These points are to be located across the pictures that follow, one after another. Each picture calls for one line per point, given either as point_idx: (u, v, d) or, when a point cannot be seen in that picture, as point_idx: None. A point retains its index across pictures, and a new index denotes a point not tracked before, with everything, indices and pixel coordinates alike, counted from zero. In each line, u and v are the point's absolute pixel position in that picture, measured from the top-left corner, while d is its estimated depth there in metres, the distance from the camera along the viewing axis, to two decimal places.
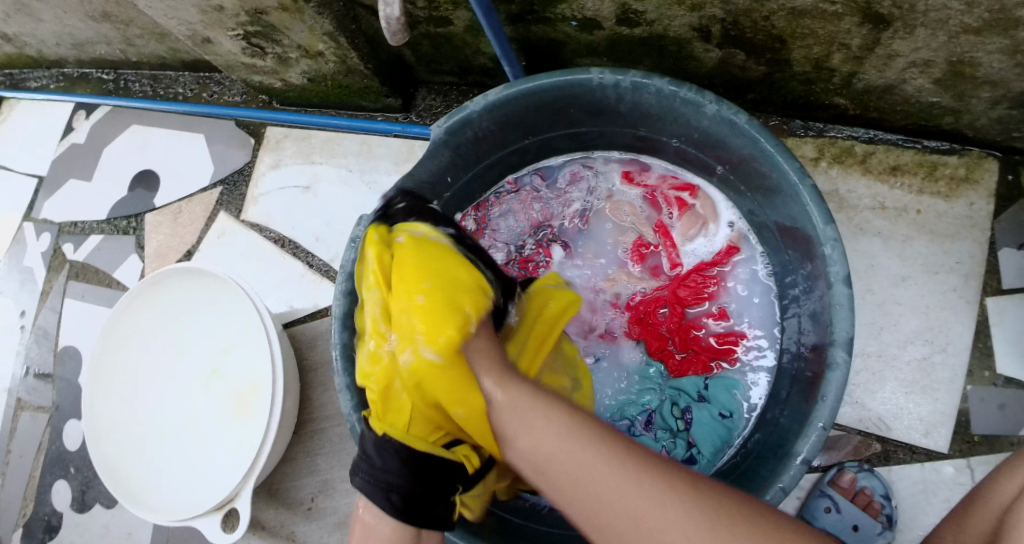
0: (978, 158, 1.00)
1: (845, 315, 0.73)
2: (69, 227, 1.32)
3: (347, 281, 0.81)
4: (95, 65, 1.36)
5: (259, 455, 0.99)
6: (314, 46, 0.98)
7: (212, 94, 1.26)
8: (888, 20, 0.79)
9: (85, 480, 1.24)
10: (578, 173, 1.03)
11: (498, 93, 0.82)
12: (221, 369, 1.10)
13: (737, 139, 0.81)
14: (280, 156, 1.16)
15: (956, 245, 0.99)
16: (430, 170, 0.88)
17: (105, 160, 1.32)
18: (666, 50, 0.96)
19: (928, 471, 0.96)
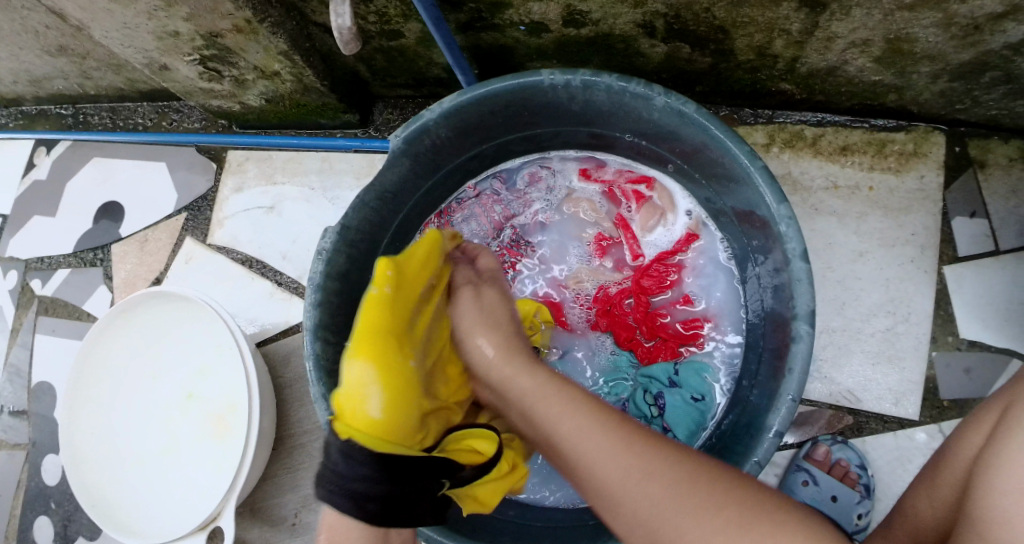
0: (924, 132, 1.03)
1: (805, 289, 0.75)
2: (36, 263, 1.31)
3: (314, 293, 0.83)
4: (53, 100, 1.35)
5: (238, 475, 0.99)
6: (270, 66, 0.99)
7: (172, 122, 1.26)
8: (824, 3, 0.81)
9: (67, 515, 1.22)
10: (536, 174, 1.04)
11: (452, 100, 0.83)
12: (197, 392, 1.10)
13: (688, 129, 0.83)
14: (244, 178, 1.17)
15: (910, 217, 1.02)
16: (392, 180, 0.89)
17: (68, 194, 1.31)
18: (614, 48, 0.98)
19: (900, 439, 0.98)
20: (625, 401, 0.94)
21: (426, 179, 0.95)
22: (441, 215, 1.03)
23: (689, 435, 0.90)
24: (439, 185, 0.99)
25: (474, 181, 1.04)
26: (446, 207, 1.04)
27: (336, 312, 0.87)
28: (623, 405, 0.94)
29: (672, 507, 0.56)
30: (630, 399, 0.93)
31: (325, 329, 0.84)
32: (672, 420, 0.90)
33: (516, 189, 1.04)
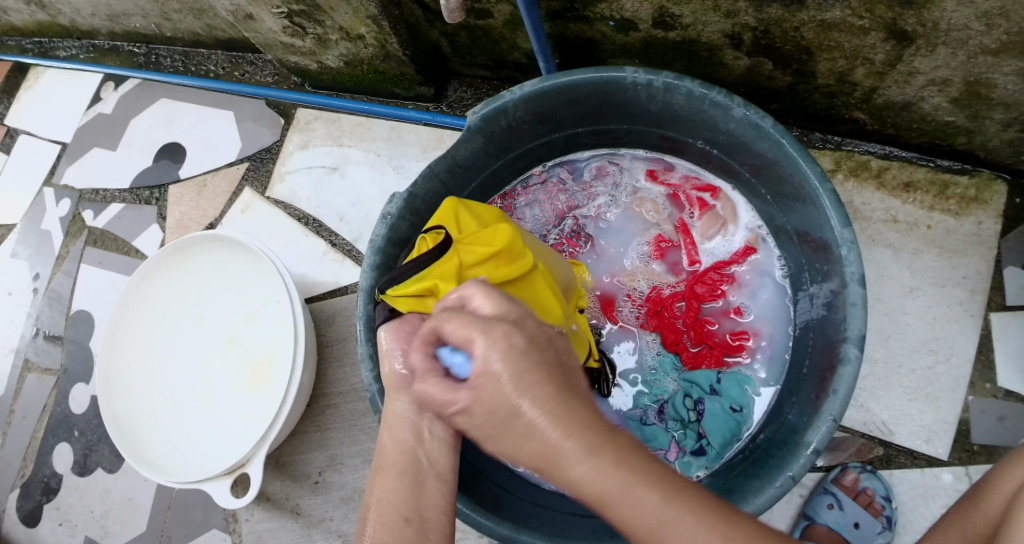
0: (987, 179, 1.04)
1: (858, 314, 0.76)
2: (90, 194, 1.34)
3: (375, 256, 0.86)
4: (128, 38, 1.38)
5: (274, 425, 1.00)
6: (356, 29, 1.00)
7: (244, 73, 1.28)
8: (912, 37, 0.82)
9: (88, 444, 1.25)
10: (604, 169, 1.06)
11: (533, 85, 0.85)
12: (238, 339, 1.13)
13: (763, 143, 0.84)
14: (310, 137, 1.18)
15: (964, 261, 1.03)
16: (464, 155, 0.91)
17: (131, 132, 1.33)
18: (698, 55, 0.99)
19: (927, 477, 0.98)
20: (663, 402, 0.95)
21: (497, 159, 0.97)
22: (505, 196, 1.05)
23: (723, 444, 0.91)
24: (507, 167, 1.01)
25: (542, 167, 1.06)
26: (511, 189, 1.06)
27: None
28: (660, 405, 0.95)
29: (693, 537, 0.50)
30: (669, 401, 0.95)
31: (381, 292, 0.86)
32: (708, 428, 0.91)
33: (582, 181, 1.06)
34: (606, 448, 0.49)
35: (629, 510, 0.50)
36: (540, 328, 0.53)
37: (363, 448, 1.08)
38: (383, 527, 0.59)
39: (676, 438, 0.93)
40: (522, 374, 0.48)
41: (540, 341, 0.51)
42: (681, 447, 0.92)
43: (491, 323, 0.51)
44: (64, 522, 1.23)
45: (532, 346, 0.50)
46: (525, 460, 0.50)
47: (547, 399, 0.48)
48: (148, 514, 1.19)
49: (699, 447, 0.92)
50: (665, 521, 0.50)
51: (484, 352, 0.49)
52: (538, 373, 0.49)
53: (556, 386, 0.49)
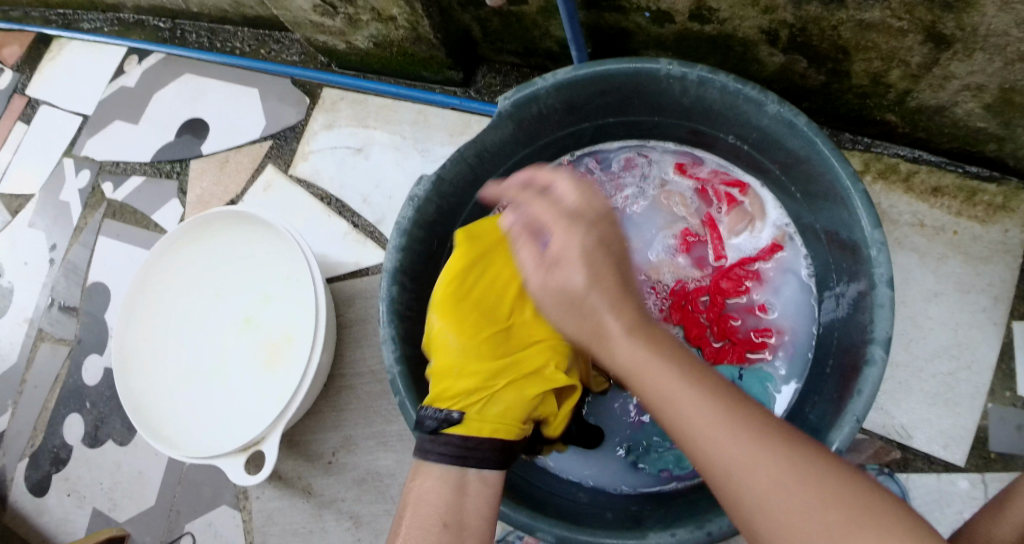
0: (1016, 188, 1.03)
1: (885, 315, 0.76)
2: (111, 166, 1.33)
3: (400, 237, 0.86)
4: (153, 12, 1.37)
5: (290, 404, 1.00)
6: (388, 10, 0.99)
7: (270, 52, 1.27)
8: (950, 41, 0.82)
9: (99, 416, 1.25)
10: (633, 161, 1.05)
11: (567, 73, 0.85)
12: (255, 318, 1.12)
13: (795, 141, 0.84)
14: (335, 117, 1.18)
15: (989, 268, 1.02)
16: (494, 140, 0.91)
17: (154, 105, 1.33)
18: (732, 50, 0.99)
19: (944, 482, 0.98)
20: None
21: (526, 146, 0.97)
22: None
23: None
24: (535, 155, 1.00)
25: (570, 156, 1.06)
26: None
27: (417, 260, 0.90)
28: None
29: (738, 450, 0.51)
30: None
31: (405, 274, 0.87)
32: None
33: (610, 172, 1.06)
34: (638, 328, 0.60)
35: (652, 381, 0.56)
36: (608, 223, 0.68)
37: (377, 430, 1.08)
38: (423, 529, 0.62)
39: None
40: (592, 266, 0.63)
41: (597, 236, 0.66)
42: None
43: (573, 214, 0.67)
44: (72, 493, 1.23)
45: (580, 219, 0.67)
46: (579, 334, 0.64)
47: (606, 288, 0.63)
48: (158, 489, 1.19)
49: None
50: (702, 416, 0.53)
51: (564, 238, 0.65)
52: (607, 272, 0.64)
53: (616, 277, 0.64)
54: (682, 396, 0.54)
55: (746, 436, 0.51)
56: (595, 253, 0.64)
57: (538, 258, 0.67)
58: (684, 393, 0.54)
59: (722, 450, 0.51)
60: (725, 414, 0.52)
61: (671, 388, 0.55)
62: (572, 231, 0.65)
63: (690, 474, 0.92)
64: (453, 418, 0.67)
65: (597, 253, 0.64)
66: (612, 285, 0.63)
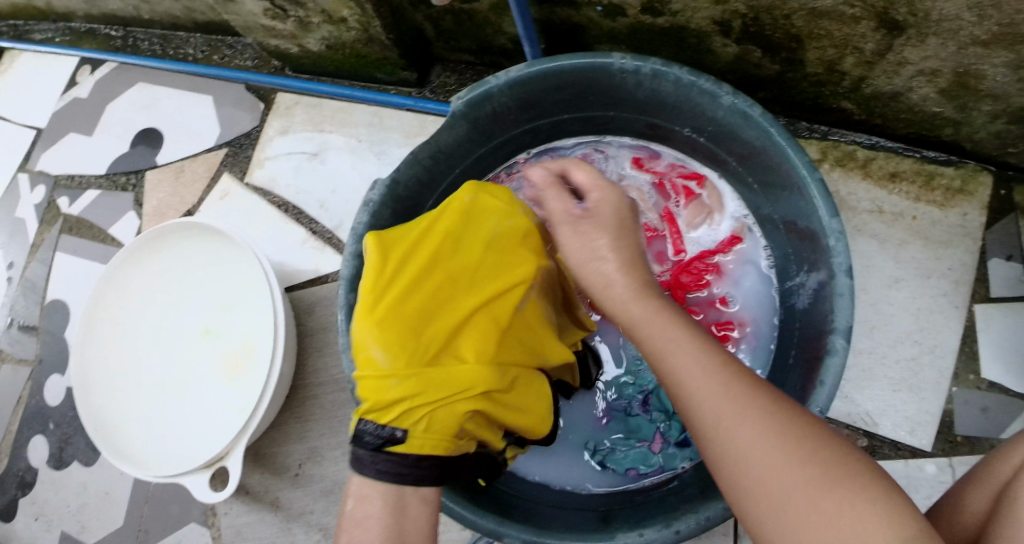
0: (973, 171, 1.04)
1: (846, 304, 0.75)
2: (66, 181, 1.30)
3: (355, 243, 0.84)
4: (105, 21, 1.34)
5: (253, 416, 0.99)
6: (338, 12, 0.97)
7: (223, 57, 1.25)
8: (902, 26, 0.82)
9: (64, 437, 1.22)
10: (589, 156, 1.04)
11: (520, 70, 0.84)
12: (215, 329, 1.10)
13: (751, 132, 0.83)
14: (290, 122, 1.16)
15: (949, 252, 1.03)
16: (448, 141, 0.90)
17: (108, 116, 1.30)
18: (687, 42, 0.98)
19: (911, 467, 0.98)
20: (648, 393, 0.95)
21: (481, 146, 0.96)
22: (489, 184, 1.04)
23: None
24: (492, 154, 0.99)
25: (526, 154, 1.05)
26: (494, 177, 1.04)
27: None
28: (646, 396, 0.95)
29: (762, 454, 0.52)
30: (654, 392, 0.94)
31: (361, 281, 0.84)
32: None
33: None
34: (634, 302, 0.63)
35: (677, 378, 0.58)
36: (629, 223, 0.71)
37: (343, 440, 1.06)
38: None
39: (661, 429, 0.93)
40: (619, 233, 0.69)
41: (611, 232, 0.68)
42: (666, 437, 0.92)
43: (603, 186, 0.73)
44: (40, 516, 1.20)
45: (596, 211, 0.70)
46: (588, 274, 0.67)
47: (625, 250, 0.67)
48: (125, 508, 1.17)
49: (684, 437, 0.91)
50: (737, 433, 0.53)
51: (598, 195, 0.72)
52: (628, 234, 0.69)
53: (632, 255, 0.67)
54: (715, 401, 0.55)
55: (771, 429, 0.53)
56: (613, 224, 0.69)
57: (614, 237, 0.68)
58: (703, 388, 0.56)
59: (734, 441, 0.53)
60: (759, 413, 0.54)
61: (692, 380, 0.57)
62: (585, 224, 0.69)
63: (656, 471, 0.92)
64: (397, 437, 0.61)
65: (624, 239, 0.68)
66: (677, 324, 0.61)
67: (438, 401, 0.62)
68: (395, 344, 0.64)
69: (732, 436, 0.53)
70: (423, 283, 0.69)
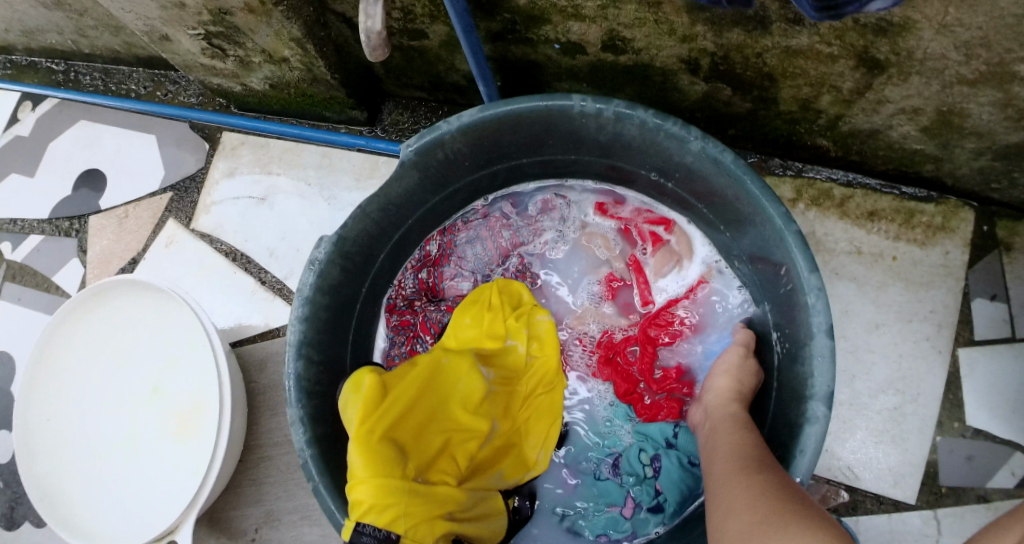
0: (955, 207, 0.99)
1: (825, 368, 0.70)
2: (7, 225, 1.23)
3: (303, 307, 0.77)
4: (45, 54, 1.27)
5: (202, 485, 0.93)
6: (279, 52, 0.91)
7: (167, 93, 1.19)
8: (884, 65, 0.77)
9: (14, 497, 1.15)
10: (550, 203, 0.99)
11: (472, 115, 0.77)
12: (163, 386, 1.03)
13: (722, 179, 0.78)
14: (236, 163, 1.10)
15: (931, 293, 0.98)
16: (398, 191, 0.83)
17: (50, 156, 1.23)
18: (651, 80, 0.93)
19: (896, 522, 0.94)
20: (618, 454, 0.90)
21: (434, 195, 0.90)
22: (444, 232, 0.98)
23: (681, 501, 0.84)
24: (447, 201, 0.93)
25: (484, 202, 0.99)
26: (450, 225, 0.98)
27: (324, 331, 0.81)
28: (615, 459, 0.89)
29: (746, 502, 0.57)
30: (623, 455, 0.89)
31: (311, 346, 0.78)
32: (664, 485, 0.85)
33: (527, 215, 0.99)
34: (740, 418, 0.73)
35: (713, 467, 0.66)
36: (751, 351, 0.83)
37: (301, 502, 1.01)
38: None
39: (632, 493, 0.87)
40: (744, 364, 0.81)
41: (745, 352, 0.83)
42: (638, 504, 0.86)
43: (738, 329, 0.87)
44: None
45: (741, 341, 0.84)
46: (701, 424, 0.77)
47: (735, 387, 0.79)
48: None
49: (657, 504, 0.85)
50: (735, 487, 0.60)
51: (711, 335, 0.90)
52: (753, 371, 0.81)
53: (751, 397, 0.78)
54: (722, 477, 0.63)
55: (748, 487, 0.59)
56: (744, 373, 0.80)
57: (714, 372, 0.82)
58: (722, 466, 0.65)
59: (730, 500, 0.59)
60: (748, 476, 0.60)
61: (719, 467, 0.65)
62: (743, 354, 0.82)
63: (628, 537, 0.86)
64: (389, 539, 0.65)
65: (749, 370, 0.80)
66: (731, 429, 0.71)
67: (424, 517, 0.68)
68: (379, 462, 0.68)
69: (721, 500, 0.60)
70: (420, 410, 0.77)
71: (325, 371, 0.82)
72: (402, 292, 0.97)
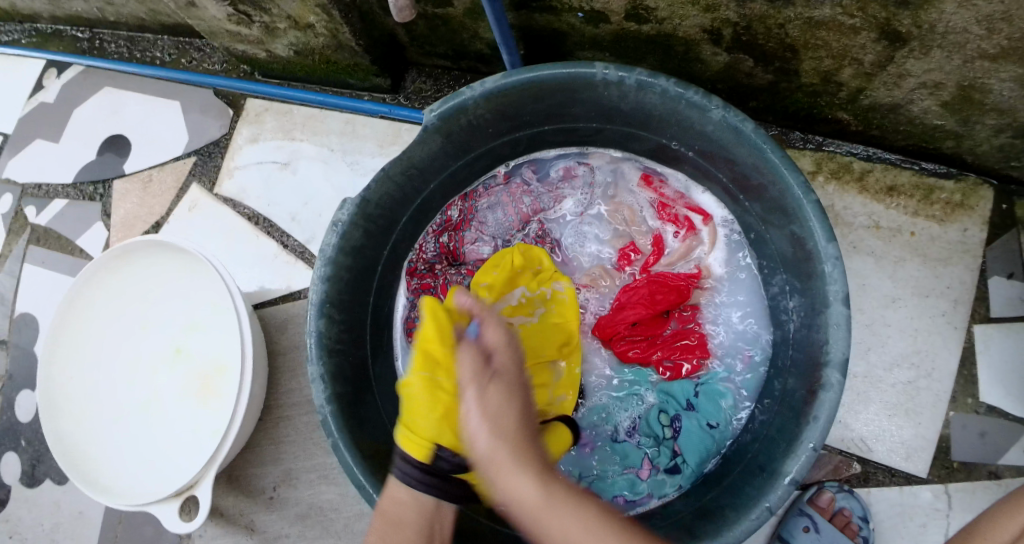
0: (974, 184, 0.99)
1: (841, 335, 0.71)
2: (33, 189, 1.25)
3: (327, 267, 0.78)
4: (71, 21, 1.28)
5: (224, 441, 0.94)
6: (305, 18, 0.93)
7: (192, 61, 1.20)
8: (906, 38, 0.77)
9: (36, 455, 1.17)
10: (572, 170, 1.00)
11: (496, 81, 0.78)
12: (186, 347, 1.05)
13: (742, 148, 0.79)
14: (260, 129, 1.12)
15: (948, 269, 0.98)
16: (421, 155, 0.85)
17: (75, 121, 1.25)
18: (674, 50, 0.93)
19: (906, 495, 0.95)
20: (636, 418, 0.91)
21: (457, 159, 0.91)
22: (466, 198, 0.99)
23: (699, 461, 0.86)
24: (468, 166, 0.94)
25: (505, 167, 1.00)
26: (472, 190, 0.99)
27: (347, 289, 0.83)
28: (632, 421, 0.91)
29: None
30: (642, 417, 0.91)
31: (332, 305, 0.80)
32: (684, 445, 0.87)
33: (549, 182, 1.01)
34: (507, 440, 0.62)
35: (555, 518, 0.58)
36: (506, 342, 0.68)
37: (319, 463, 1.03)
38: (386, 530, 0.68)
39: (649, 455, 0.89)
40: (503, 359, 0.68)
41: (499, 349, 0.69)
42: (655, 464, 0.88)
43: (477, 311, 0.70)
44: (14, 536, 1.16)
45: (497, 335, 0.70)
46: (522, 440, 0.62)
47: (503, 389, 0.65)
48: (99, 530, 1.13)
49: (674, 465, 0.87)
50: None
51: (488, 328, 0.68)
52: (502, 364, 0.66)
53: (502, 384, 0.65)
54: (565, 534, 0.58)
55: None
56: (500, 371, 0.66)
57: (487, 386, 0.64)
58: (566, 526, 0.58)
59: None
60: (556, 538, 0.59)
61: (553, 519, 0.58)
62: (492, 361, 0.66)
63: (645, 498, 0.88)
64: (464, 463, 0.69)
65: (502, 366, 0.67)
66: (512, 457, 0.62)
67: None
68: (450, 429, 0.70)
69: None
70: None
71: (346, 327, 0.83)
72: (423, 256, 0.98)
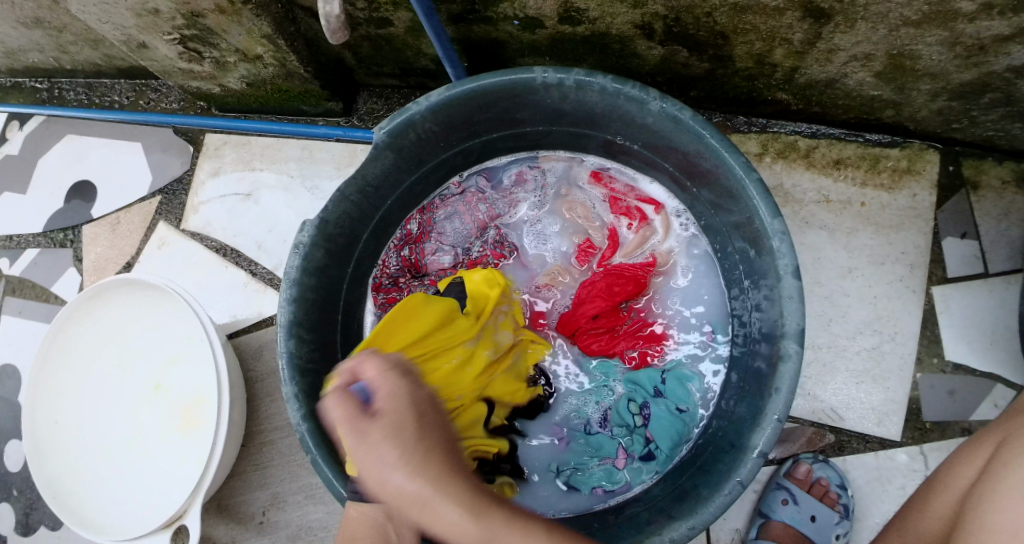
0: (919, 149, 1.02)
1: (795, 306, 0.73)
2: (4, 242, 1.26)
3: (290, 289, 0.80)
4: (27, 73, 1.30)
5: (207, 469, 0.95)
6: (252, 50, 0.94)
7: (150, 102, 1.22)
8: (829, 14, 0.79)
9: (28, 503, 1.18)
10: (524, 174, 1.02)
11: (440, 94, 0.80)
12: (165, 383, 1.07)
13: (684, 136, 0.81)
14: (220, 163, 1.14)
15: (901, 235, 1.01)
16: (374, 172, 0.86)
17: (40, 171, 1.27)
18: (610, 48, 0.96)
19: (882, 459, 0.96)
20: (606, 409, 0.92)
21: (410, 173, 0.93)
22: (423, 211, 1.02)
23: (672, 446, 0.88)
24: (423, 179, 0.96)
25: (459, 177, 1.03)
26: (429, 203, 1.02)
27: (313, 309, 0.84)
28: (604, 412, 0.92)
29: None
30: (612, 408, 0.92)
31: (300, 325, 0.81)
32: (655, 431, 0.88)
33: (502, 188, 1.03)
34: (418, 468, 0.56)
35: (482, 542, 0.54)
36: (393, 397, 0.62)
37: (305, 483, 1.04)
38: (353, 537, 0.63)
39: (622, 444, 0.90)
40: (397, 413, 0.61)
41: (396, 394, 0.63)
42: (629, 453, 0.90)
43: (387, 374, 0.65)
44: None
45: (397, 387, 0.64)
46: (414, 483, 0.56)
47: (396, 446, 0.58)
48: None
49: (648, 452, 0.89)
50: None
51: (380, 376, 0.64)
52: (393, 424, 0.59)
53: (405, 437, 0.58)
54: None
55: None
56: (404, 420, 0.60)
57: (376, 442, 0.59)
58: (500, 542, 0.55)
59: None
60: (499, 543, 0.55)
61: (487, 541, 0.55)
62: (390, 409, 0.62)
63: (622, 488, 0.89)
64: None
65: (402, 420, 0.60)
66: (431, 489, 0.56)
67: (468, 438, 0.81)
68: None
69: None
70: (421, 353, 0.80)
71: (315, 348, 0.85)
72: (386, 270, 1.00)
